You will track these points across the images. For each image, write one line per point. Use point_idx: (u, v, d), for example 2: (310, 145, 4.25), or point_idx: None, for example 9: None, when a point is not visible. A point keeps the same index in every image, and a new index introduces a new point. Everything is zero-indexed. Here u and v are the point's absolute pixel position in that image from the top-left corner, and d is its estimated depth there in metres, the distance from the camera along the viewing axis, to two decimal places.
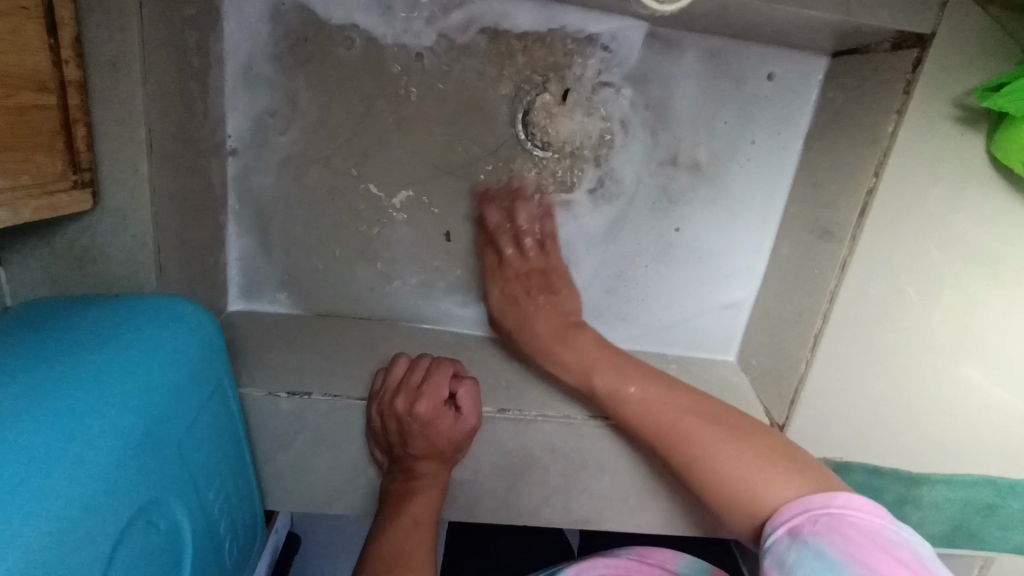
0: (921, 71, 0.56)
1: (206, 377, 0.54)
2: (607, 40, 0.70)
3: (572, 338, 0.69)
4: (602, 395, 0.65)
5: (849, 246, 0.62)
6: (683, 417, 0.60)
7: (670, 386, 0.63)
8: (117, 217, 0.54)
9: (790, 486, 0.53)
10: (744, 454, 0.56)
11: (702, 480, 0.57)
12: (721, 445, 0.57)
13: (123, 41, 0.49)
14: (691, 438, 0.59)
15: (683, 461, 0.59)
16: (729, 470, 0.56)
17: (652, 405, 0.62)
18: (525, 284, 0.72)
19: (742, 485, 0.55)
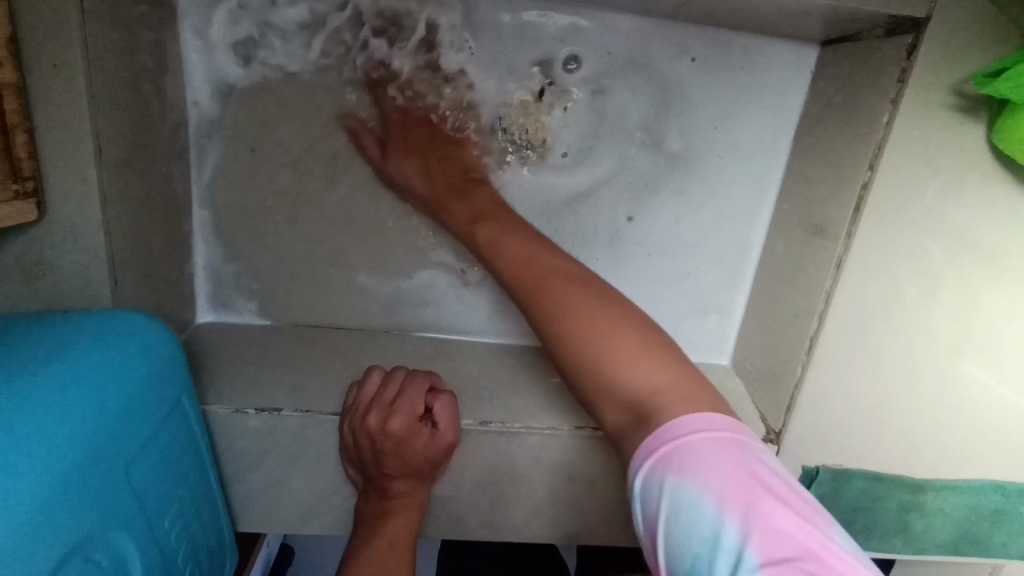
0: (916, 57, 0.53)
1: (161, 396, 0.51)
2: (586, 32, 0.66)
3: (511, 227, 0.60)
4: (524, 283, 0.55)
5: (843, 244, 0.59)
6: (582, 305, 0.51)
7: (584, 284, 0.53)
8: (64, 229, 0.51)
9: (662, 376, 0.48)
10: (638, 354, 0.49)
11: (589, 377, 0.50)
12: (608, 326, 0.50)
13: (63, 41, 0.46)
14: (564, 329, 0.51)
15: (567, 339, 0.51)
16: (632, 373, 0.48)
17: (546, 282, 0.54)
18: (465, 192, 0.64)
19: (632, 381, 0.48)
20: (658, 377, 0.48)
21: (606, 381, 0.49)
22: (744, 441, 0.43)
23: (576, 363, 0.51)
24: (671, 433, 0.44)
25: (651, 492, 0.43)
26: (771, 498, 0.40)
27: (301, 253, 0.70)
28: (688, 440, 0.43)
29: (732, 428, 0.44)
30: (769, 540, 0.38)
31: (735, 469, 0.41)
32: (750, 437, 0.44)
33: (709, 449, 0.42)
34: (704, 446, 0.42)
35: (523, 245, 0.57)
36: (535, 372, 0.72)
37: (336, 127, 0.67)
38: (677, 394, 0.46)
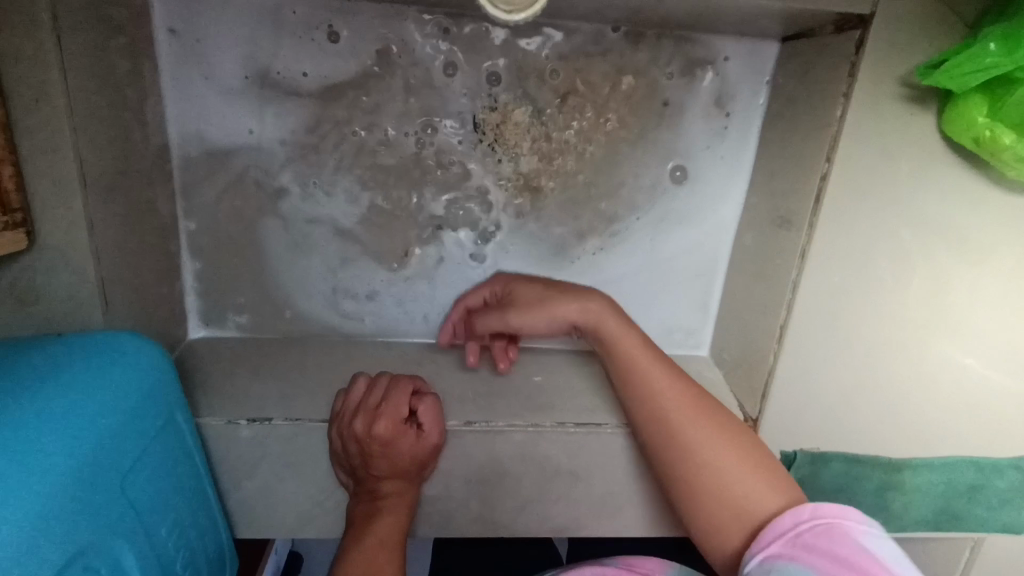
0: (864, 52, 0.55)
1: (154, 412, 0.54)
2: (551, 41, 0.68)
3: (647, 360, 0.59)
4: (659, 421, 0.57)
5: (807, 234, 0.61)
6: (710, 443, 0.54)
7: (719, 423, 0.56)
8: (55, 255, 0.53)
9: (781, 499, 0.51)
10: (743, 474, 0.53)
11: (710, 496, 0.53)
12: (741, 475, 0.53)
13: (45, 77, 0.48)
14: (702, 460, 0.54)
15: (710, 491, 0.53)
16: (755, 497, 0.52)
17: (700, 472, 0.54)
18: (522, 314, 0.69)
19: (759, 508, 0.51)
20: (771, 502, 0.51)
21: (713, 496, 0.53)
22: (850, 526, 0.47)
23: (693, 488, 0.54)
24: (783, 524, 0.48)
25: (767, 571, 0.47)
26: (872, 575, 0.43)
27: (286, 267, 0.73)
28: (795, 528, 0.48)
29: (835, 514, 0.48)
30: None
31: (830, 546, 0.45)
32: (859, 520, 0.47)
33: (818, 530, 0.47)
34: (808, 536, 0.47)
35: (671, 387, 0.58)
36: (518, 372, 0.74)
37: (313, 143, 0.68)
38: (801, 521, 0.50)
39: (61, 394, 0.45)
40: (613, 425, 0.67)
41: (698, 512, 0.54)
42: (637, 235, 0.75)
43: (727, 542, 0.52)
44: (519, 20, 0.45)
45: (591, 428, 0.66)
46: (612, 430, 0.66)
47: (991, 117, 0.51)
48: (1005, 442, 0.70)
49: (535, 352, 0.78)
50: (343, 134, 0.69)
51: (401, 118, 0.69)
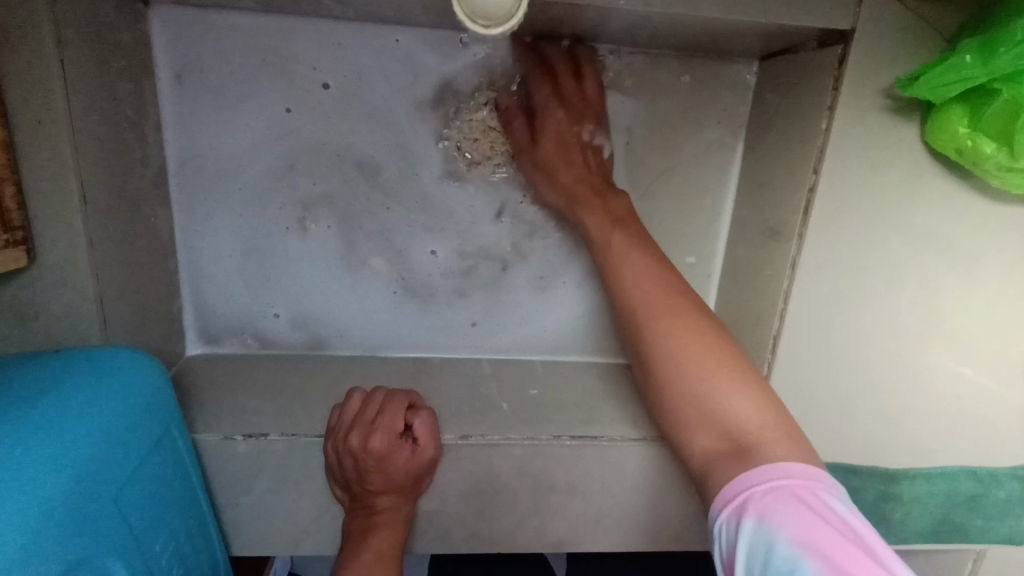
0: (846, 66, 0.56)
1: (152, 427, 0.54)
2: (541, 61, 0.70)
3: (644, 245, 0.64)
4: (631, 318, 0.61)
5: (796, 243, 0.62)
6: (708, 372, 0.56)
7: (706, 340, 0.58)
8: (55, 272, 0.54)
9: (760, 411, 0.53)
10: (717, 383, 0.55)
11: (681, 392, 0.56)
12: (716, 376, 0.56)
13: (48, 101, 0.50)
14: (674, 356, 0.58)
15: (683, 377, 0.56)
16: (737, 407, 0.54)
17: (690, 368, 0.56)
18: (605, 192, 0.67)
19: (737, 415, 0.54)
20: (753, 415, 0.53)
21: (697, 411, 0.55)
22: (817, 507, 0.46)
23: (667, 380, 0.58)
24: (750, 482, 0.49)
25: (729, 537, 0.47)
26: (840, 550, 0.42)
27: (285, 283, 0.73)
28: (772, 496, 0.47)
29: (809, 474, 0.48)
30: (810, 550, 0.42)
31: (807, 507, 0.45)
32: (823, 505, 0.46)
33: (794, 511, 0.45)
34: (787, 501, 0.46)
35: (651, 275, 0.61)
36: (512, 387, 0.74)
37: (309, 161, 0.70)
38: (779, 431, 0.52)
39: (53, 405, 0.46)
40: (609, 437, 0.67)
41: (670, 404, 0.58)
42: None
43: (695, 440, 0.56)
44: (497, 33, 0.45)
45: (586, 440, 0.66)
46: (608, 441, 0.66)
47: (972, 128, 0.52)
48: (1004, 451, 0.70)
49: (531, 366, 0.79)
50: (337, 152, 0.70)
51: (394, 136, 0.70)
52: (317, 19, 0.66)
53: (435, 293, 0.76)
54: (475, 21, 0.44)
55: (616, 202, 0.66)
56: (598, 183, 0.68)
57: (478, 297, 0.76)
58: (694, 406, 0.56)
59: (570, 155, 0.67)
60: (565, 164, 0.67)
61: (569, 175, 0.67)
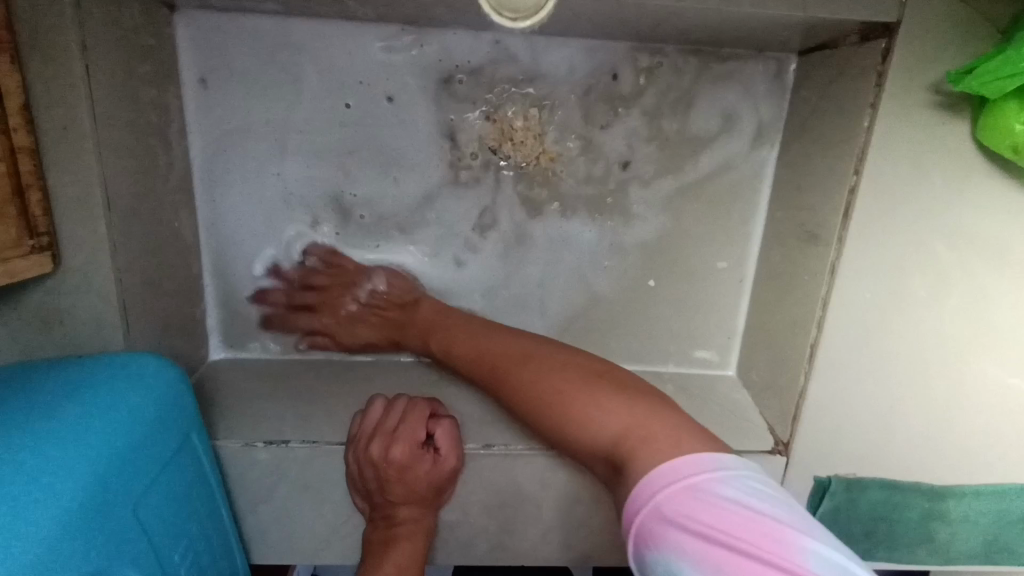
0: (890, 61, 0.53)
1: (172, 433, 0.53)
2: (566, 62, 0.68)
3: (463, 326, 0.70)
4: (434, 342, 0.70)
5: (835, 249, 0.59)
6: (514, 359, 0.64)
7: (541, 342, 0.66)
8: (80, 277, 0.54)
9: (602, 412, 0.55)
10: (525, 364, 0.63)
11: (500, 388, 0.64)
12: (513, 363, 0.64)
13: (73, 107, 0.50)
14: (469, 349, 0.68)
15: (498, 367, 0.65)
16: (546, 376, 0.61)
17: (499, 367, 0.65)
18: (407, 310, 0.71)
19: (550, 389, 0.60)
20: (611, 423, 0.54)
21: (516, 386, 0.63)
22: (703, 480, 0.43)
23: (483, 379, 0.66)
24: (645, 495, 0.45)
25: (644, 568, 0.43)
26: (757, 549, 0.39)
27: (308, 288, 0.73)
28: (654, 505, 0.44)
29: (699, 459, 0.45)
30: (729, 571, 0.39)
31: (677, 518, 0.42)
32: (714, 469, 0.44)
33: (677, 511, 0.42)
34: (671, 502, 0.43)
35: (477, 325, 0.70)
36: None
37: (332, 165, 0.69)
38: (623, 430, 0.52)
39: (60, 428, 0.44)
40: None
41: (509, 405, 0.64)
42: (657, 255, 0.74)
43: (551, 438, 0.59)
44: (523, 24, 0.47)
45: None
46: None
47: None
48: None
49: None
50: (362, 155, 0.69)
51: (417, 140, 0.69)
52: (340, 23, 0.65)
53: (460, 298, 0.75)
54: (502, 13, 0.46)
55: (340, 335, 0.74)
56: (397, 332, 0.73)
57: (505, 302, 0.75)
58: (509, 391, 0.63)
59: (456, 318, 0.70)
60: (366, 328, 0.73)
61: (380, 330, 0.73)
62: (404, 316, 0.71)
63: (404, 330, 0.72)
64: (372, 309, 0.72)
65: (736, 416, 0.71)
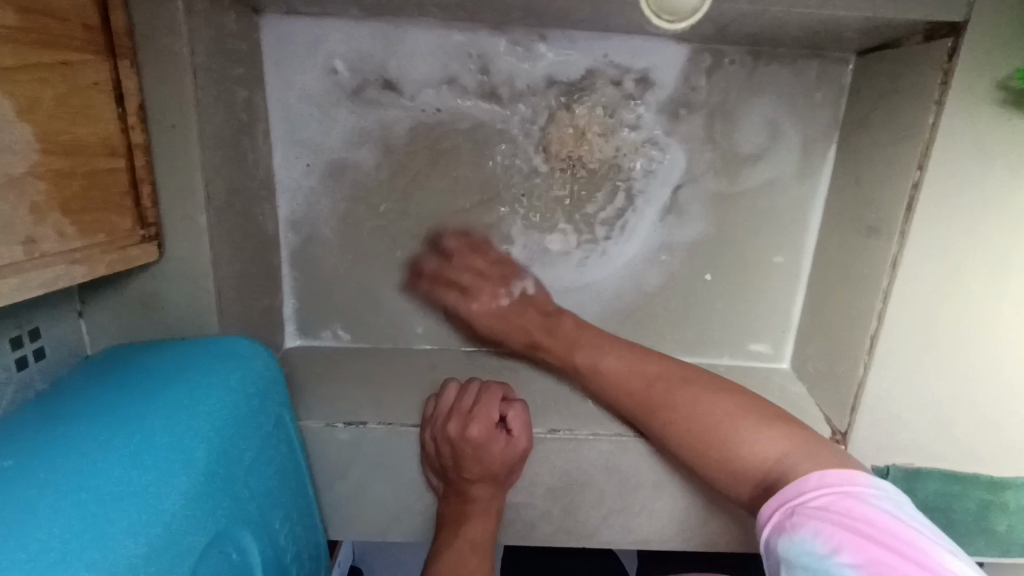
0: (957, 60, 0.54)
1: (268, 411, 0.58)
2: (627, 63, 0.71)
3: (606, 345, 0.68)
4: (633, 396, 0.64)
5: (897, 242, 0.60)
6: (676, 384, 0.62)
7: (682, 376, 0.63)
8: (181, 266, 0.58)
9: (782, 444, 0.54)
10: (720, 424, 0.57)
11: (663, 425, 0.61)
12: (679, 391, 0.61)
13: (182, 107, 0.54)
14: (616, 381, 0.65)
15: (648, 394, 0.63)
16: (752, 445, 0.55)
17: (658, 388, 0.62)
18: (552, 325, 0.71)
19: (749, 451, 0.55)
20: (778, 445, 0.54)
21: (675, 427, 0.60)
22: (860, 491, 0.47)
23: (644, 424, 0.63)
24: (790, 493, 0.49)
25: (774, 548, 0.48)
26: (901, 544, 0.42)
27: (377, 278, 0.77)
28: (799, 502, 0.48)
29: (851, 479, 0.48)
30: (870, 562, 0.42)
31: (840, 516, 0.45)
32: (868, 485, 0.47)
33: (818, 506, 0.47)
34: (820, 502, 0.47)
35: (622, 365, 0.66)
36: None
37: (403, 161, 0.73)
38: (801, 451, 0.53)
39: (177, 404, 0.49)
40: None
41: (659, 434, 0.61)
42: (712, 248, 0.76)
43: (734, 487, 0.56)
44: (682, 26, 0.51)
45: None
46: None
47: None
48: None
49: None
50: (431, 152, 0.73)
51: (483, 138, 0.73)
52: (413, 27, 0.69)
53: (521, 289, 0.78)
54: (661, 17, 0.51)
55: (483, 322, 0.74)
56: (539, 339, 0.72)
57: (564, 293, 0.78)
58: (688, 444, 0.59)
59: (565, 320, 0.71)
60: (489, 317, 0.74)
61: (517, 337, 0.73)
62: (550, 320, 0.72)
63: (535, 320, 0.72)
64: (514, 304, 0.73)
65: (793, 407, 0.72)
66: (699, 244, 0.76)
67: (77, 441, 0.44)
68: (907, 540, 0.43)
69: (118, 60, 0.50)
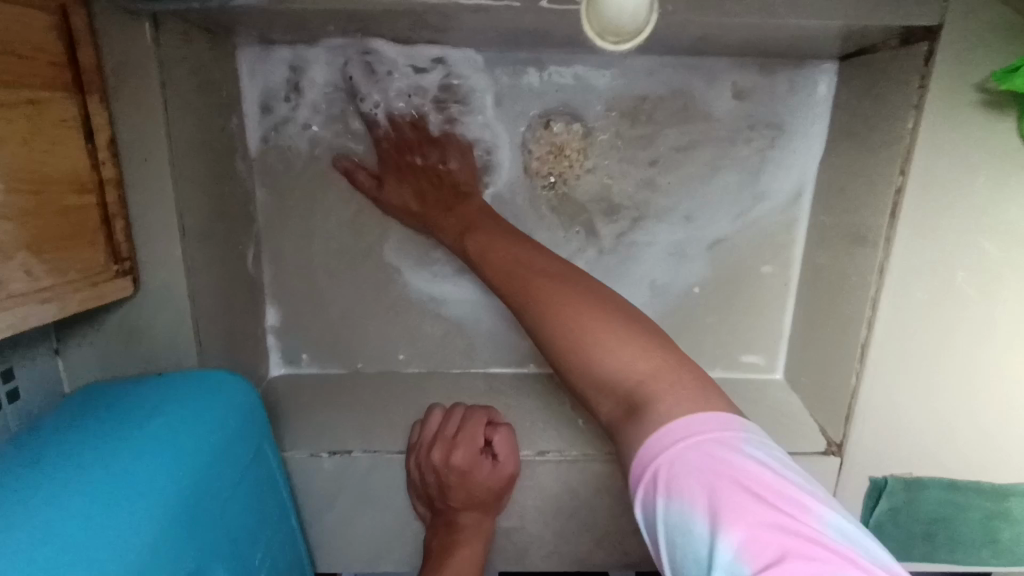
0: (934, 63, 0.54)
1: (247, 444, 0.56)
2: (605, 78, 0.71)
3: (498, 237, 0.62)
4: (502, 278, 0.57)
5: (884, 249, 0.59)
6: (549, 303, 0.51)
7: (553, 275, 0.54)
8: (158, 299, 0.57)
9: (640, 364, 0.46)
10: (585, 329, 0.48)
11: (536, 317, 0.52)
12: (566, 294, 0.51)
13: (153, 141, 0.53)
14: (519, 261, 0.57)
15: (528, 288, 0.54)
16: (605, 362, 0.47)
17: (532, 281, 0.54)
18: (454, 204, 0.69)
19: (618, 369, 0.46)
20: (641, 364, 0.46)
21: (552, 328, 0.50)
22: (731, 440, 0.40)
23: (508, 297, 0.55)
24: (670, 437, 0.41)
25: (653, 514, 0.40)
26: (780, 518, 0.36)
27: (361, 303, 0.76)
28: (673, 455, 0.40)
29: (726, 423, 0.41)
30: (754, 547, 0.35)
31: (704, 476, 0.38)
32: (741, 430, 0.41)
33: (694, 466, 0.39)
34: (687, 456, 0.39)
35: (508, 252, 0.59)
36: None
37: (383, 185, 0.73)
38: (666, 379, 0.45)
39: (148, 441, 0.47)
40: None
41: (534, 324, 0.52)
42: (699, 259, 0.75)
43: (601, 407, 0.48)
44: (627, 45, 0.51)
45: None
46: None
47: None
48: None
49: None
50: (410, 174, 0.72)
51: (462, 158, 0.72)
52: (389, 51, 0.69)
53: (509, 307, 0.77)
54: (605, 38, 0.51)
55: (397, 201, 0.71)
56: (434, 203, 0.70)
57: None
58: (559, 341, 0.49)
59: (497, 225, 0.64)
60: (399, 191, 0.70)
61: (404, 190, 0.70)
62: (455, 199, 0.69)
63: (433, 210, 0.69)
64: (430, 171, 0.71)
65: (787, 419, 0.71)
66: (686, 254, 0.75)
67: (46, 484, 0.43)
68: (800, 503, 0.38)
69: (87, 95, 0.50)
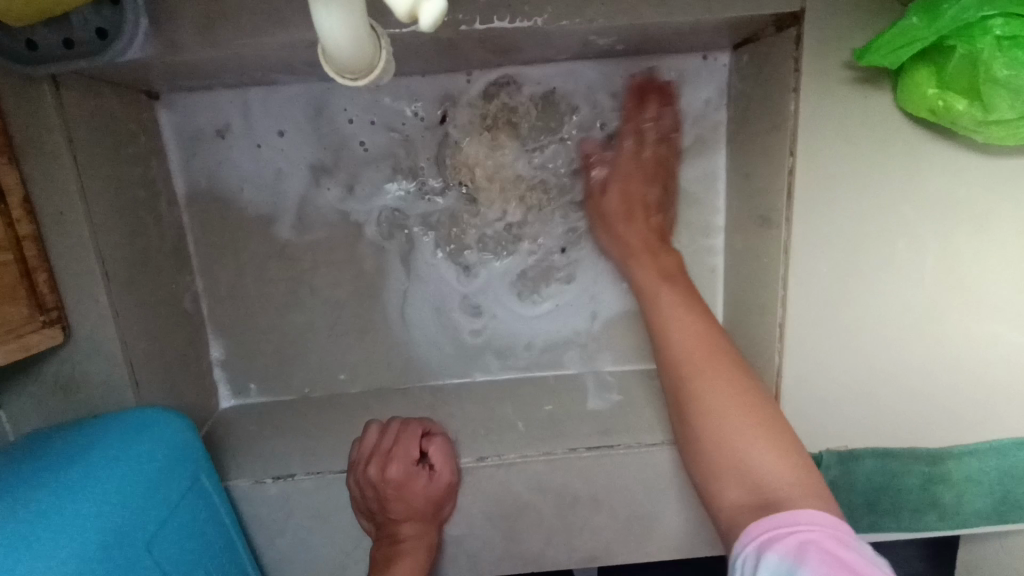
0: (803, 47, 0.56)
1: (182, 475, 0.58)
2: (513, 90, 0.73)
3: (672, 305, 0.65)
4: (673, 358, 0.60)
5: (785, 228, 0.61)
6: (711, 388, 0.57)
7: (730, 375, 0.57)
8: (88, 345, 0.60)
9: (791, 473, 0.51)
10: (749, 435, 0.53)
11: (689, 417, 0.57)
12: (733, 410, 0.55)
13: (66, 195, 0.56)
14: (675, 344, 0.61)
15: (685, 376, 0.59)
16: (757, 460, 0.52)
17: (701, 363, 0.58)
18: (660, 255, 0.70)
19: (758, 472, 0.52)
20: (783, 471, 0.51)
21: (695, 415, 0.57)
22: (843, 536, 0.44)
23: (664, 370, 0.61)
24: (783, 519, 0.46)
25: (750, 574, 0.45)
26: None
27: (303, 330, 0.78)
28: (792, 526, 0.45)
29: (839, 523, 0.45)
30: None
31: (823, 549, 0.43)
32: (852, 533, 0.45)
33: (802, 535, 0.44)
34: (805, 531, 0.45)
35: (695, 328, 0.61)
36: (530, 403, 0.75)
37: (311, 212, 0.75)
38: (805, 487, 0.50)
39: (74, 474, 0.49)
40: (625, 444, 0.66)
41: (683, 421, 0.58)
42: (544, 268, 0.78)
43: (725, 491, 0.53)
44: (367, 83, 0.38)
45: (603, 450, 0.66)
46: (624, 448, 0.66)
47: (940, 87, 0.52)
48: None
49: (545, 381, 0.80)
50: (334, 200, 0.75)
51: (384, 181, 0.75)
52: (302, 87, 0.72)
53: (450, 318, 0.79)
54: (343, 76, 0.37)
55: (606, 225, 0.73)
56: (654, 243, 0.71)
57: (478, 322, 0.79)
58: (721, 453, 0.54)
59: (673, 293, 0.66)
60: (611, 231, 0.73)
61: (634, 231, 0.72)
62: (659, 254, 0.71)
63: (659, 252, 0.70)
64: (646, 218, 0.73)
65: None
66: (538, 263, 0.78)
67: None
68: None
69: None
